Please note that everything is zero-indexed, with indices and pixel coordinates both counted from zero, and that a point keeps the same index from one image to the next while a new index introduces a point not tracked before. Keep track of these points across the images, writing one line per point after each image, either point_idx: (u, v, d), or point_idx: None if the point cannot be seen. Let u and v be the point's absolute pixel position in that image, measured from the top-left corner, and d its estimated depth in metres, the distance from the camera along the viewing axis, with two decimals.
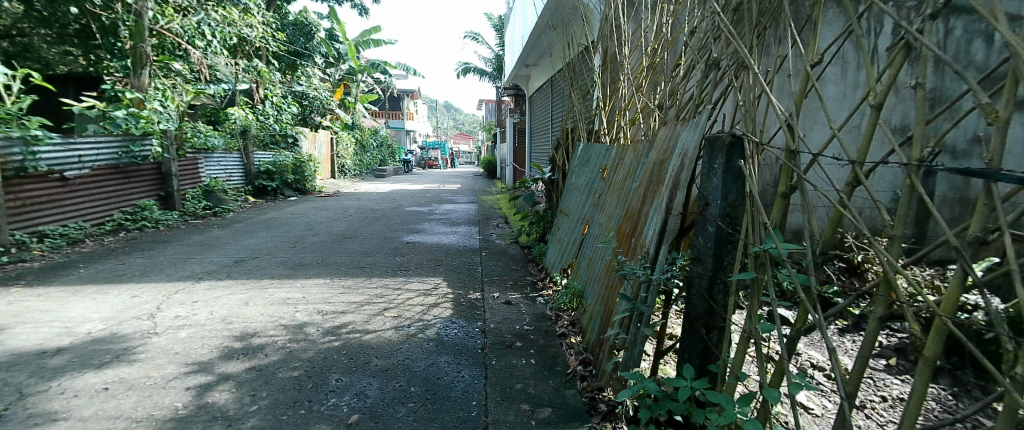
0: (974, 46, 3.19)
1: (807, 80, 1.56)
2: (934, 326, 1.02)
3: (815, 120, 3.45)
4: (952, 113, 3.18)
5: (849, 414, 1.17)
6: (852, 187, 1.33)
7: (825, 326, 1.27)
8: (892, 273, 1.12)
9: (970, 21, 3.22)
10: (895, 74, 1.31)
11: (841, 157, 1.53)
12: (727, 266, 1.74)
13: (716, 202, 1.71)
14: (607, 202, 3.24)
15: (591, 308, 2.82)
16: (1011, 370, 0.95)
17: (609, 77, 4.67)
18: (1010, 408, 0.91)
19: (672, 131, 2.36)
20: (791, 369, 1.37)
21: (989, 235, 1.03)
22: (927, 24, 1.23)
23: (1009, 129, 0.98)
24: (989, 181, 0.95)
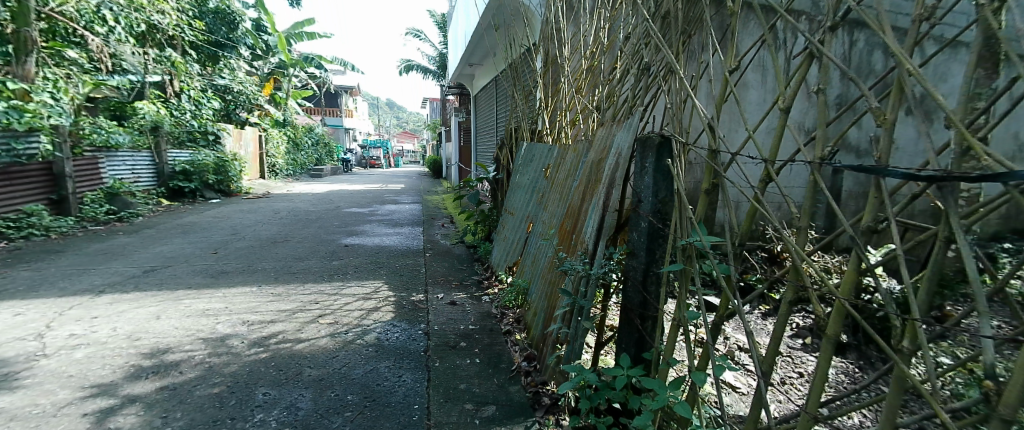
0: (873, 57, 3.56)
1: (727, 85, 1.68)
2: (835, 307, 1.14)
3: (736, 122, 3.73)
4: (851, 117, 3.55)
5: (766, 391, 1.28)
6: (765, 183, 1.45)
7: (744, 311, 1.37)
8: (800, 261, 1.23)
9: (867, 35, 3.60)
10: (801, 81, 1.43)
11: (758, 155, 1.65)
12: (660, 259, 1.83)
13: (648, 198, 1.79)
14: (550, 200, 3.30)
15: (535, 304, 2.86)
16: (898, 343, 1.07)
17: (550, 79, 4.76)
18: (898, 378, 1.02)
19: (609, 131, 2.45)
20: (716, 353, 1.47)
21: (878, 224, 1.16)
22: (828, 36, 1.37)
23: (894, 131, 1.11)
24: (878, 176, 1.07)
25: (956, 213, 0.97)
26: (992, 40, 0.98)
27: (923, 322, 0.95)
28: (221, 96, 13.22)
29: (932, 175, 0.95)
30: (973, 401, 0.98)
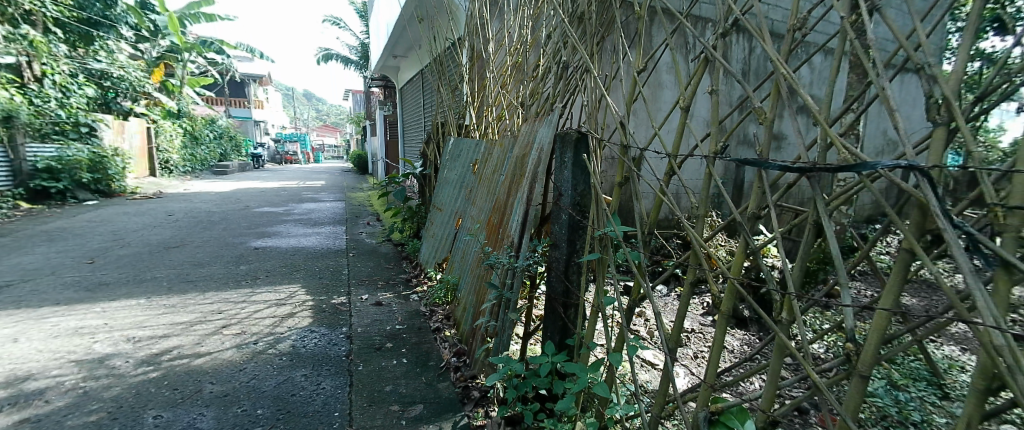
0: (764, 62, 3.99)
1: (635, 84, 1.78)
2: (728, 286, 1.26)
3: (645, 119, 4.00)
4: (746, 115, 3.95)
5: (672, 366, 1.39)
6: (669, 176, 1.56)
7: (653, 295, 1.48)
8: (698, 246, 1.35)
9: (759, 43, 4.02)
10: (699, 82, 1.56)
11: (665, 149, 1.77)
12: (580, 250, 1.90)
13: (568, 192, 1.86)
14: (477, 195, 3.29)
15: (464, 300, 2.85)
16: (779, 315, 1.22)
17: (476, 74, 4.74)
18: (779, 345, 1.16)
19: (532, 126, 2.50)
20: (630, 334, 1.56)
21: (762, 211, 1.30)
22: (720, 42, 1.51)
23: (772, 129, 1.25)
24: (761, 169, 1.20)
25: (822, 198, 1.12)
26: (847, 47, 1.14)
27: (797, 296, 1.08)
28: (97, 82, 11.54)
29: (802, 166, 1.09)
30: (838, 361, 1.14)
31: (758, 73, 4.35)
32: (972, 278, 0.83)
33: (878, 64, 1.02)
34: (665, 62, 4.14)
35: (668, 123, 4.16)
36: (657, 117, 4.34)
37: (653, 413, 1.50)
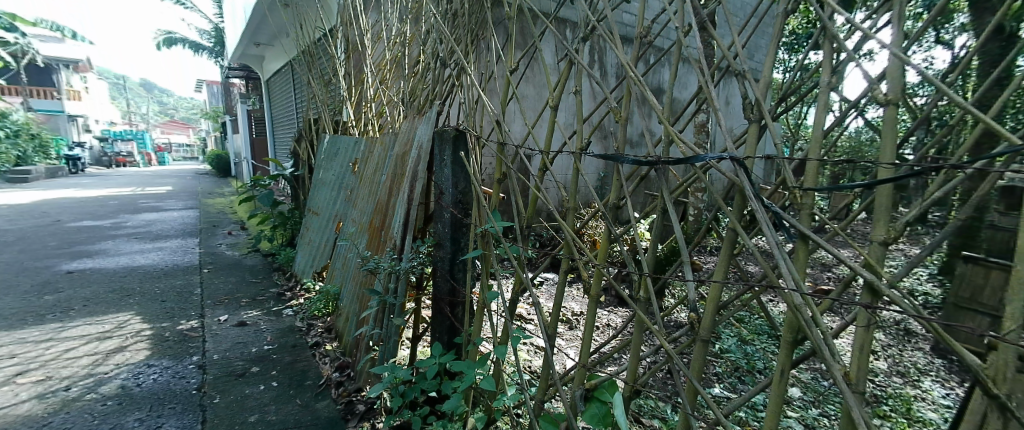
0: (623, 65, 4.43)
1: (509, 84, 1.82)
2: (597, 271, 1.37)
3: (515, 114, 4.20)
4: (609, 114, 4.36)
5: (552, 352, 1.46)
6: (543, 172, 1.63)
7: (532, 286, 1.54)
8: (570, 238, 1.45)
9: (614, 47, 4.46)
10: (565, 82, 1.65)
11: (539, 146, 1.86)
12: (464, 247, 1.90)
13: (449, 190, 1.84)
14: (358, 197, 3.08)
15: (346, 309, 2.67)
16: (638, 296, 1.36)
17: (352, 67, 4.46)
18: (640, 322, 1.29)
19: (411, 123, 2.38)
20: (513, 326, 1.60)
21: (621, 201, 1.43)
22: (582, 46, 1.63)
23: (625, 127, 1.39)
24: (618, 163, 1.33)
25: (668, 188, 1.28)
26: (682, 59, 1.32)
27: (650, 276, 1.22)
28: None
29: (652, 160, 1.23)
30: (685, 330, 1.31)
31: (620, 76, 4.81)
32: (776, 251, 1.02)
33: (707, 70, 1.19)
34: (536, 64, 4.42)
35: (541, 123, 4.43)
36: (531, 116, 4.57)
37: (537, 398, 1.57)
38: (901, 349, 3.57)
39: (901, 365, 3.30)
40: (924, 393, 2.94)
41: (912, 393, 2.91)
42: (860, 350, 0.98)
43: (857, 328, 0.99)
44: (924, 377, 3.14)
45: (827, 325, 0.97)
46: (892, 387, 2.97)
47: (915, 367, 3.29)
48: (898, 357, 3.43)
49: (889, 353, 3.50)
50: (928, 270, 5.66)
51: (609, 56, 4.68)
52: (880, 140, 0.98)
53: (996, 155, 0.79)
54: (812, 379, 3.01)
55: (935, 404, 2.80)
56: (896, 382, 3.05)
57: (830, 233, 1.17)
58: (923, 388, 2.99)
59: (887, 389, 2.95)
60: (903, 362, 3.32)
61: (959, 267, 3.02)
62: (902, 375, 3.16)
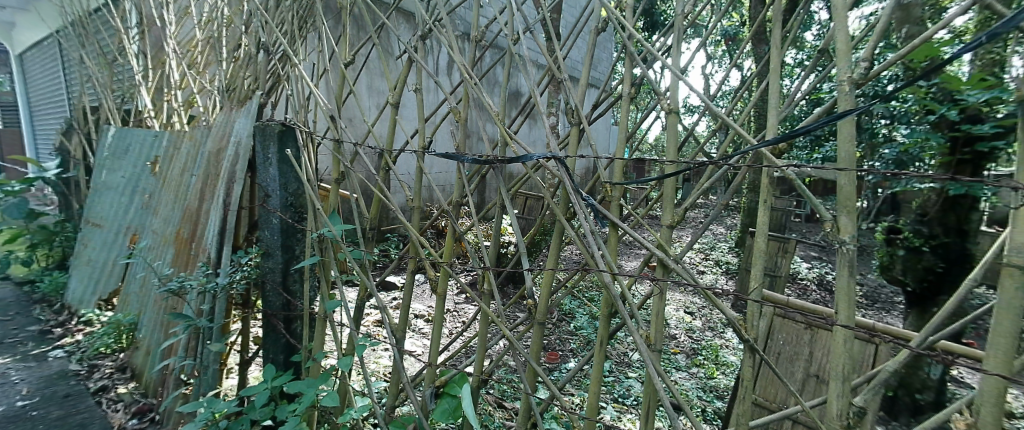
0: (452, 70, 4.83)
1: (344, 78, 1.69)
2: (443, 271, 1.39)
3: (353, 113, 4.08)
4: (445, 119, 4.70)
5: (400, 358, 1.42)
6: (386, 172, 1.57)
7: (376, 292, 1.47)
8: (415, 238, 1.43)
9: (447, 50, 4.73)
10: (406, 79, 1.60)
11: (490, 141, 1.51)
12: (299, 255, 1.72)
13: (276, 193, 1.64)
14: (159, 204, 2.54)
15: (146, 340, 2.19)
16: (483, 290, 1.41)
17: (147, 46, 3.68)
18: (485, 315, 1.35)
19: (227, 116, 2.01)
20: (357, 336, 1.50)
21: (463, 199, 1.47)
22: (420, 44, 1.61)
23: (465, 127, 1.43)
24: (459, 163, 1.37)
25: (505, 186, 1.36)
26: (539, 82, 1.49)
27: (491, 270, 1.29)
28: None
29: (490, 159, 1.30)
30: (525, 318, 1.41)
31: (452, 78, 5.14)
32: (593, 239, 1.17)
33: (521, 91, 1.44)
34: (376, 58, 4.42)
35: (381, 119, 4.31)
36: (371, 114, 4.45)
37: (387, 406, 1.52)
38: (710, 309, 4.62)
39: (711, 321, 4.27)
40: (727, 342, 3.88)
41: (718, 343, 3.78)
42: (657, 317, 1.19)
43: (655, 299, 1.21)
44: (726, 329, 4.14)
45: (632, 299, 1.14)
46: (705, 340, 3.81)
47: (719, 322, 4.31)
48: (709, 315, 4.45)
49: (703, 313, 4.51)
50: (724, 245, 7.18)
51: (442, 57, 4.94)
52: (666, 141, 1.19)
53: (743, 153, 1.03)
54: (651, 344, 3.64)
55: (734, 349, 3.71)
56: (708, 336, 3.93)
57: (635, 221, 1.39)
58: (726, 338, 3.94)
59: (702, 342, 3.76)
60: (712, 319, 4.33)
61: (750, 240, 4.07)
62: (711, 329, 4.09)
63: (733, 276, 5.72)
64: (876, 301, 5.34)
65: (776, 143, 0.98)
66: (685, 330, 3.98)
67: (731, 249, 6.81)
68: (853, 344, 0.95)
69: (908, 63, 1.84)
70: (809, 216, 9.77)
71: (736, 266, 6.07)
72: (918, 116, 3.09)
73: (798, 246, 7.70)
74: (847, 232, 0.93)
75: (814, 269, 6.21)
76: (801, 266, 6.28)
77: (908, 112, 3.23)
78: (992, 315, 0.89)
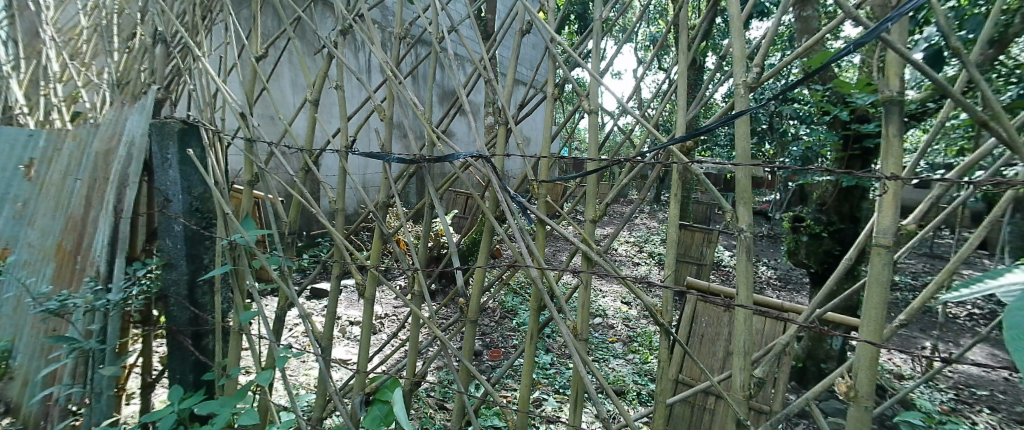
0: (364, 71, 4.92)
1: (256, 73, 1.57)
2: (370, 274, 1.35)
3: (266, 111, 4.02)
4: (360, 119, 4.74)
5: (326, 367, 1.35)
6: (305, 172, 1.49)
7: (297, 300, 1.39)
8: (339, 242, 1.37)
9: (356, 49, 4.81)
10: (324, 76, 1.52)
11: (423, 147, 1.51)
12: (207, 264, 1.58)
13: (177, 197, 1.50)
14: (35, 212, 2.22)
15: (22, 369, 1.91)
16: (413, 291, 1.39)
17: (19, 33, 3.21)
18: (415, 317, 1.33)
19: (118, 113, 1.81)
20: (279, 347, 1.41)
21: (390, 199, 1.43)
22: (341, 39, 1.53)
23: (390, 126, 1.38)
24: (385, 162, 1.33)
25: (433, 186, 1.34)
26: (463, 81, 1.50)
27: (420, 271, 1.27)
28: None
29: (416, 158, 1.28)
30: (456, 318, 1.40)
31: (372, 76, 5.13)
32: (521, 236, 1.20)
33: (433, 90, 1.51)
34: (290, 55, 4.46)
35: (299, 117, 4.20)
36: (287, 113, 4.38)
37: (314, 418, 1.44)
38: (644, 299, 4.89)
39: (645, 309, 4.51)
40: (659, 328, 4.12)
41: (651, 329, 4.00)
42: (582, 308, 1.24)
43: (581, 290, 1.26)
44: None
45: (558, 293, 1.17)
46: (639, 327, 4.02)
47: None
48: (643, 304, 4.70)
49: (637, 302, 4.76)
50: (656, 238, 7.62)
51: (364, 55, 4.90)
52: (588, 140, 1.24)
53: (658, 150, 1.09)
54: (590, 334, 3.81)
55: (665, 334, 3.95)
56: (642, 323, 4.15)
57: (562, 218, 1.43)
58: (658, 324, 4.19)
59: (637, 330, 3.96)
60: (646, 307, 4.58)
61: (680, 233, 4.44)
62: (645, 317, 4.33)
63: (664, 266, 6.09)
64: (788, 283, 5.92)
65: (684, 140, 1.06)
66: (622, 319, 4.18)
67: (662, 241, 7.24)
68: (751, 323, 1.05)
69: (806, 69, 2.04)
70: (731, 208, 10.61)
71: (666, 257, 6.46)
72: (817, 116, 3.45)
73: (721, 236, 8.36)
74: (744, 221, 1.03)
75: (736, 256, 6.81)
76: (723, 254, 6.82)
77: (810, 112, 3.60)
78: (863, 289, 1.02)
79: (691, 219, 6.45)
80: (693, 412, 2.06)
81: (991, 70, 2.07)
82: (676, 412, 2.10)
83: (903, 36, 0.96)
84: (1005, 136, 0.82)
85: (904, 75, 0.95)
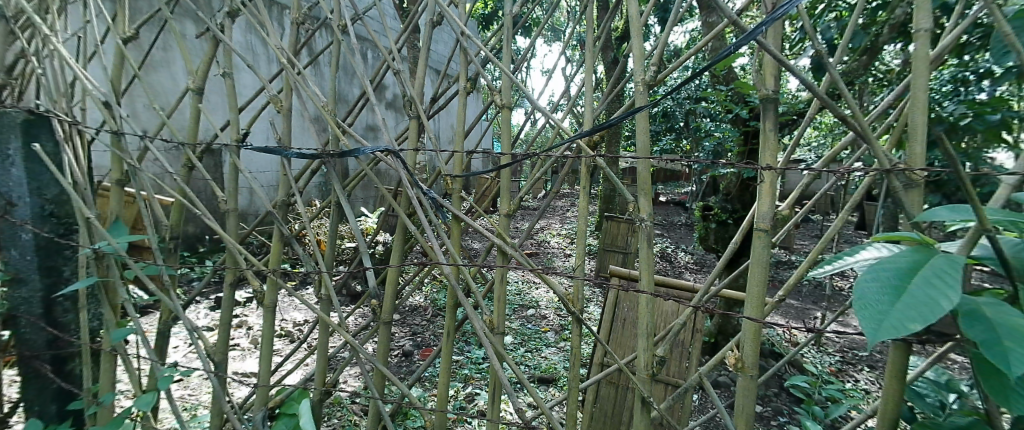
0: (255, 56, 4.62)
1: (124, 58, 1.38)
2: (270, 279, 1.25)
3: (134, 101, 3.64)
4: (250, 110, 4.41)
5: (220, 384, 1.23)
6: (189, 170, 1.34)
7: (182, 313, 1.25)
8: (232, 246, 1.25)
9: (247, 30, 4.47)
10: (208, 63, 1.37)
11: (329, 142, 1.42)
12: (70, 277, 1.38)
13: (25, 201, 1.29)
14: None
15: None
16: (320, 295, 1.31)
17: None
18: (323, 323, 1.26)
19: None
20: (163, 366, 1.27)
21: (291, 197, 1.34)
22: (230, 22, 1.39)
23: (289, 119, 1.29)
24: (284, 158, 1.23)
25: (339, 183, 1.27)
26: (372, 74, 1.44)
27: (326, 274, 1.20)
28: None
29: (318, 153, 1.19)
30: (370, 320, 1.35)
31: (269, 63, 4.80)
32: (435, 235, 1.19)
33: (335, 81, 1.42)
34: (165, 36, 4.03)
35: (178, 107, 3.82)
36: (164, 104, 4.03)
37: None
38: None
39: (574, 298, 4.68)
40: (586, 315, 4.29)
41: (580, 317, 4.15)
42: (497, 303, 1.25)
43: (495, 285, 1.27)
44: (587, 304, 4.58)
45: (472, 290, 1.17)
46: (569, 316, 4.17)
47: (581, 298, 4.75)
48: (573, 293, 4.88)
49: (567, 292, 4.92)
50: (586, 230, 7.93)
51: (256, 41, 4.60)
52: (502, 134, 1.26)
53: (568, 145, 1.12)
54: (522, 325, 3.87)
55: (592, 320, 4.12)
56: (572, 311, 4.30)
57: (478, 214, 1.43)
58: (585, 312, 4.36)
59: (566, 318, 4.10)
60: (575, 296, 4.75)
61: (606, 224, 4.66)
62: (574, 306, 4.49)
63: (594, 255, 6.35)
64: (703, 267, 6.44)
65: (590, 134, 1.10)
66: (553, 309, 4.30)
67: (592, 233, 7.55)
68: (649, 306, 1.11)
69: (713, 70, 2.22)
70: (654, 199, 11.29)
71: (595, 247, 6.75)
72: (723, 113, 3.77)
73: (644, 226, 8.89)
74: (645, 211, 1.09)
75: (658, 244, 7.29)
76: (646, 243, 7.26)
77: (717, 111, 3.92)
78: (746, 269, 1.12)
79: (617, 210, 6.78)
80: (617, 392, 2.17)
81: (858, 75, 2.38)
82: (601, 393, 2.19)
83: (776, 40, 1.07)
84: (856, 132, 0.93)
85: (777, 76, 1.06)
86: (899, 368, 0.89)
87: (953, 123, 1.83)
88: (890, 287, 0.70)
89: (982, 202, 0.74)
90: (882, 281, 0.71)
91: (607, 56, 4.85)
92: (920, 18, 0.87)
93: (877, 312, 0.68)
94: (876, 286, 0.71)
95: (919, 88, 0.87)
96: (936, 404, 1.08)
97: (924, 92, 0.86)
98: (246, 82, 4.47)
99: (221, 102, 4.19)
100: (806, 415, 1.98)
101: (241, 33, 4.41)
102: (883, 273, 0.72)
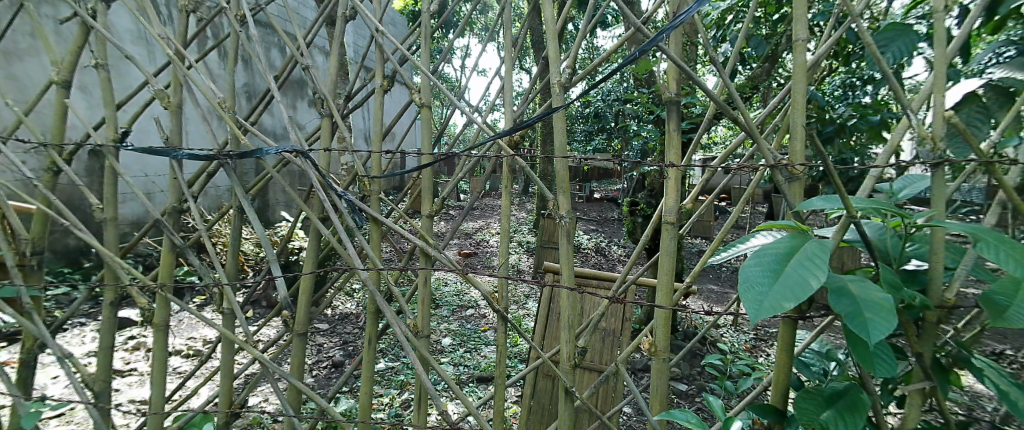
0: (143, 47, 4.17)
1: None
2: (161, 294, 1.13)
3: None
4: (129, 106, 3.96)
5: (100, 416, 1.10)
6: (54, 174, 1.17)
7: (51, 338, 1.10)
8: (111, 260, 1.11)
9: (130, 17, 4.02)
10: (76, 53, 1.21)
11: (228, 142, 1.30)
12: None
13: None
14: None
15: None
16: (221, 310, 1.20)
17: None
18: (225, 338, 1.16)
19: None
20: (29, 401, 1.11)
21: (185, 203, 1.21)
22: (102, 8, 1.23)
23: (178, 117, 1.17)
24: (172, 160, 1.11)
25: (241, 186, 1.17)
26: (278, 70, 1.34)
27: (226, 286, 1.11)
28: None
29: (213, 154, 1.09)
30: (282, 332, 1.26)
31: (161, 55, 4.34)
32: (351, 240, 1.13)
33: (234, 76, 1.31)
34: (25, 20, 3.52)
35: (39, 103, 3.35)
36: (25, 99, 3.52)
37: None
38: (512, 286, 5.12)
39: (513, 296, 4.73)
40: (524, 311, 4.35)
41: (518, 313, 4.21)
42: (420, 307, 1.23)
43: (419, 288, 1.24)
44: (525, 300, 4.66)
45: (392, 295, 1.13)
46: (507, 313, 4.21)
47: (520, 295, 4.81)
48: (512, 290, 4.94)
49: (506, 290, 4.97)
50: (524, 227, 8.04)
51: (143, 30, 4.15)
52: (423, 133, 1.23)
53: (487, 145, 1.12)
54: (461, 326, 3.83)
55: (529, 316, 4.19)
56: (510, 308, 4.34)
57: (400, 216, 1.39)
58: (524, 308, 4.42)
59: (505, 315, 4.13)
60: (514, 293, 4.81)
61: (542, 222, 4.76)
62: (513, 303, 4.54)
63: (532, 252, 6.47)
64: None
65: (508, 134, 1.11)
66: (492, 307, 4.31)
67: (530, 230, 7.67)
68: (569, 299, 1.14)
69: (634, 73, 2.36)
70: (589, 196, 11.69)
71: (533, 244, 6.87)
72: (646, 114, 4.00)
73: (579, 222, 9.19)
74: (563, 208, 1.12)
75: (593, 239, 7.57)
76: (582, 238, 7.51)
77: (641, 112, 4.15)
78: (658, 259, 1.18)
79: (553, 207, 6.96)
80: (552, 384, 2.21)
81: (760, 80, 2.63)
82: (538, 387, 2.23)
83: (677, 46, 1.14)
84: (746, 132, 1.02)
85: (679, 81, 1.13)
86: (787, 342, 0.98)
87: (842, 123, 2.07)
88: (769, 270, 0.77)
89: (847, 192, 0.84)
90: (763, 264, 0.79)
91: (540, 58, 4.97)
92: (797, 29, 0.97)
93: (758, 293, 0.75)
94: (758, 269, 0.78)
95: (798, 92, 0.96)
96: (820, 372, 1.21)
97: (802, 96, 0.96)
98: (122, 76, 4.01)
99: (94, 98, 3.72)
100: (722, 392, 2.14)
101: (124, 21, 3.96)
102: (764, 258, 0.80)
